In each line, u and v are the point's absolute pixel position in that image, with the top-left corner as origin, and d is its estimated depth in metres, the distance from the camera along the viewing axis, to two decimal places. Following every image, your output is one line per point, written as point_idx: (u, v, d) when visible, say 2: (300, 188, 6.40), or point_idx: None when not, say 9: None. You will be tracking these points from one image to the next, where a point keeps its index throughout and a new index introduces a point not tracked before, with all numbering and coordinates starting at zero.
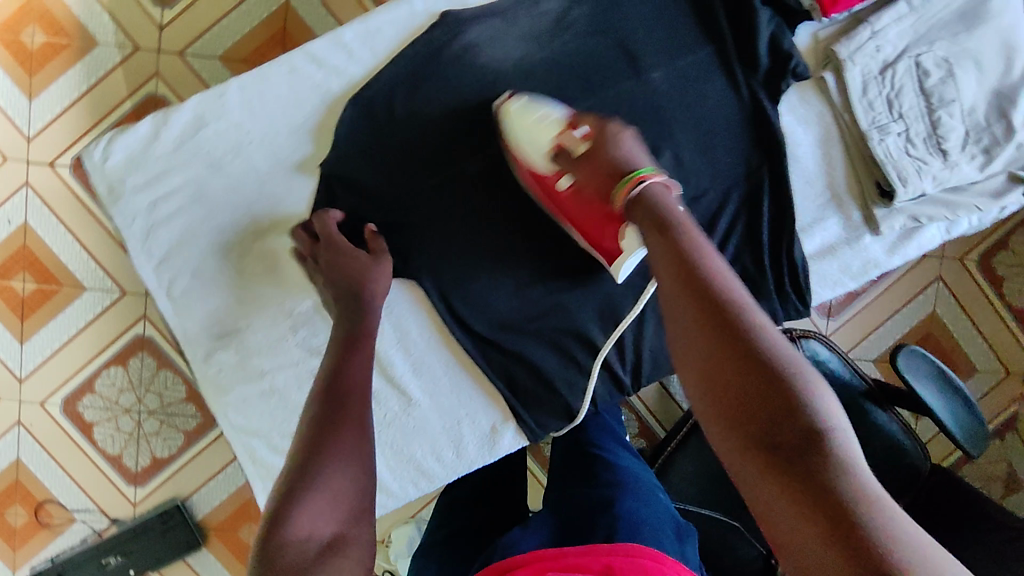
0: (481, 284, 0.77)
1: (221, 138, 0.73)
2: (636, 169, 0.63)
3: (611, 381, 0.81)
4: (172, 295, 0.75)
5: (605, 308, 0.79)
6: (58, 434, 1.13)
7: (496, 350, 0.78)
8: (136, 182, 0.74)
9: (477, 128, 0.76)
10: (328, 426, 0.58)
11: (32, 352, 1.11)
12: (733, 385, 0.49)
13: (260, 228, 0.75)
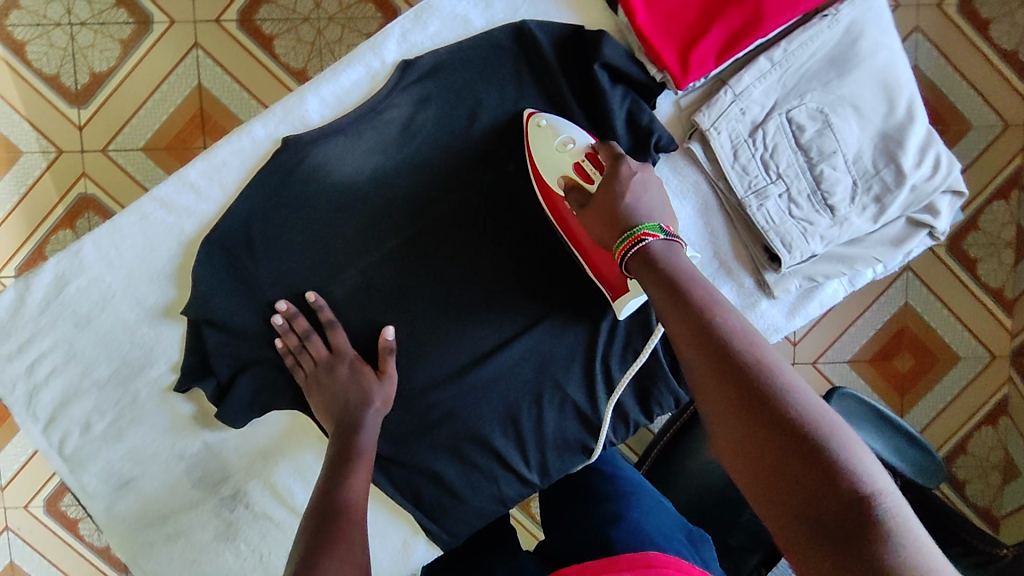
0: None
1: (85, 295, 0.73)
2: (640, 226, 0.59)
3: (519, 481, 0.77)
4: (65, 453, 0.75)
5: (505, 408, 0.76)
6: (45, 533, 1.23)
7: (397, 466, 0.76)
8: (9, 349, 0.73)
9: (340, 244, 0.74)
10: (319, 545, 0.56)
11: (8, 461, 1.20)
12: (757, 452, 0.43)
13: (137, 379, 0.74)
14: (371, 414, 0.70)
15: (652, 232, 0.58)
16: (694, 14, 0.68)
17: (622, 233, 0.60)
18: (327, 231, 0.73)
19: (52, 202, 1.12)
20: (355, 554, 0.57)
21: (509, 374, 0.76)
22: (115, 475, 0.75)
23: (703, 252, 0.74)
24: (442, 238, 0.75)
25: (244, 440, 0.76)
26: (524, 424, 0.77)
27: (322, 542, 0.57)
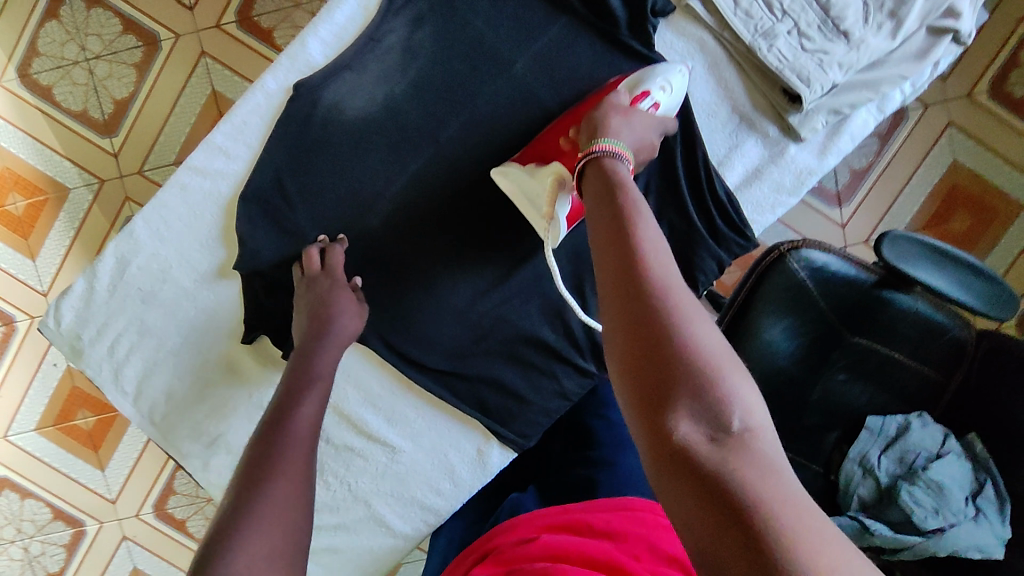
0: (422, 322, 0.78)
1: (145, 271, 0.78)
2: (602, 142, 0.58)
3: (577, 372, 0.79)
4: (156, 420, 0.80)
5: (548, 306, 0.78)
6: (157, 535, 1.29)
7: (460, 380, 0.78)
8: (90, 335, 0.79)
9: (366, 178, 0.76)
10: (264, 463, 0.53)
11: (116, 472, 1.27)
12: (644, 364, 0.41)
13: (208, 339, 0.79)
14: (337, 326, 0.70)
15: (611, 146, 0.57)
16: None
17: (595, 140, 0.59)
18: (350, 165, 0.76)
19: (105, 229, 1.19)
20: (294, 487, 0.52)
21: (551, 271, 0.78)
22: (205, 434, 0.80)
23: (721, 110, 0.73)
24: (461, 153, 0.76)
25: None
26: (571, 317, 0.78)
27: (261, 469, 0.53)
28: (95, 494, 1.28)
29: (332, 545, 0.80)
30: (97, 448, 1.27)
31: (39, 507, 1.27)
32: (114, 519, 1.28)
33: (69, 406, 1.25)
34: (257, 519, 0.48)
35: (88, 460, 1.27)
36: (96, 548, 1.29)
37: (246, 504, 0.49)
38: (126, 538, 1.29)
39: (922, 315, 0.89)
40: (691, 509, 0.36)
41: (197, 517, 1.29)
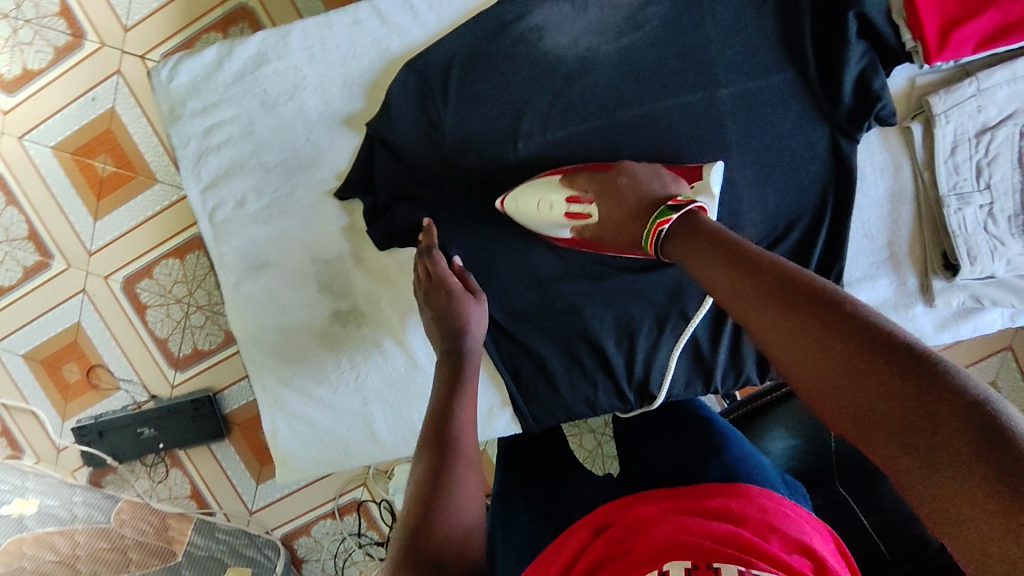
0: (505, 268, 0.77)
1: (278, 77, 0.75)
2: (653, 214, 0.62)
3: (615, 393, 0.79)
4: (213, 219, 0.78)
5: (621, 321, 0.77)
6: (112, 301, 1.56)
7: (507, 340, 0.78)
8: (194, 107, 0.76)
9: (527, 109, 0.73)
10: (446, 452, 0.59)
11: (100, 231, 1.53)
12: (805, 364, 0.43)
13: (302, 173, 0.77)
14: (473, 320, 0.70)
15: (663, 218, 0.60)
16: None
17: (644, 223, 0.63)
18: (522, 97, 0.73)
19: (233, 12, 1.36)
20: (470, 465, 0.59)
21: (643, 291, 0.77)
22: (252, 255, 0.78)
23: (880, 237, 0.73)
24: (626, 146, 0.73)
25: (381, 260, 0.79)
26: (640, 340, 0.78)
27: (439, 456, 0.58)
28: (78, 237, 1.54)
29: (316, 420, 0.81)
30: (100, 198, 1.52)
31: (19, 221, 1.54)
32: (83, 269, 1.55)
33: (95, 144, 1.49)
34: (443, 492, 0.55)
35: (88, 204, 1.53)
36: (55, 285, 1.57)
37: (436, 479, 0.56)
38: (84, 291, 1.56)
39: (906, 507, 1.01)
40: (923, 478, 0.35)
41: (157, 309, 1.56)
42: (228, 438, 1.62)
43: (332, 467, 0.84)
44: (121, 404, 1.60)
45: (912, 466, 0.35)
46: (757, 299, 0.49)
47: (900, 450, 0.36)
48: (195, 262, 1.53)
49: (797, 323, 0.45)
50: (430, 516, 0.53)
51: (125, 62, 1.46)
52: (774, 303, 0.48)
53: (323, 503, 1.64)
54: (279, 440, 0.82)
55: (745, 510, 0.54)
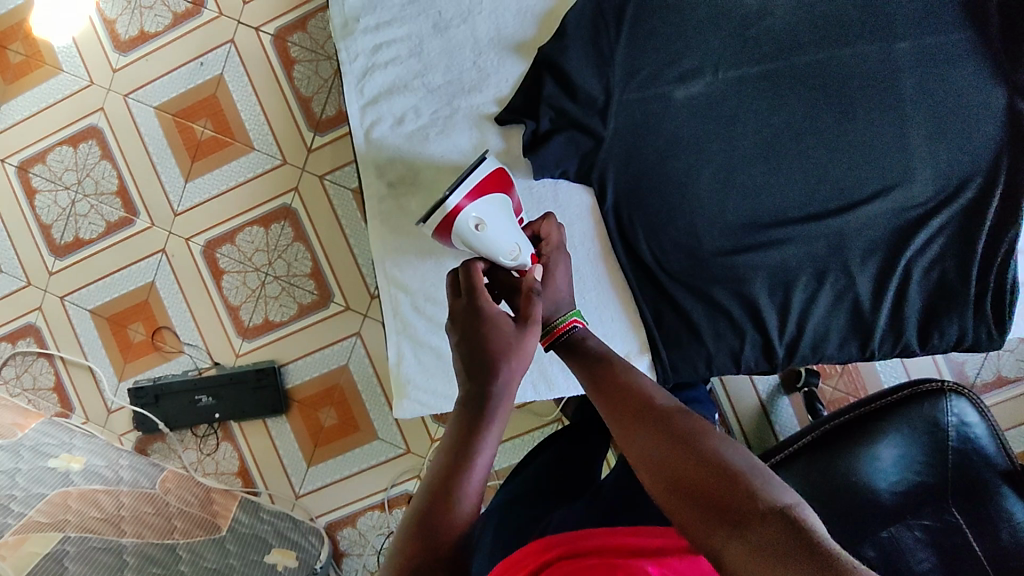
0: (682, 224, 1.00)
1: (452, 5, 1.01)
2: (560, 319, 0.86)
3: (762, 345, 1.01)
4: (368, 129, 1.01)
5: (775, 279, 1.00)
6: (190, 264, 1.56)
7: (676, 284, 1.02)
8: (366, 26, 1.01)
9: (712, 48, 0.99)
10: (421, 527, 0.64)
11: (189, 193, 1.55)
12: (651, 467, 0.64)
13: (466, 90, 1.02)
14: (508, 370, 0.74)
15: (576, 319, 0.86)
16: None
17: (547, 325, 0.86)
18: (700, 83, 0.99)
19: None
20: (448, 537, 0.64)
21: (778, 257, 1.01)
22: (395, 176, 1.01)
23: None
24: (776, 125, 1.00)
25: (542, 203, 1.04)
26: (796, 292, 1.01)
27: (426, 521, 0.65)
28: (167, 198, 1.56)
29: (439, 348, 1.02)
30: (194, 160, 1.54)
31: (111, 176, 1.56)
32: (166, 229, 1.56)
33: (200, 109, 1.52)
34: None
35: (182, 166, 1.55)
36: (135, 242, 1.57)
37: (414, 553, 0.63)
38: (163, 252, 1.56)
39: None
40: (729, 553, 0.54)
41: (234, 276, 1.55)
42: (286, 416, 1.56)
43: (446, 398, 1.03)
44: (182, 369, 1.57)
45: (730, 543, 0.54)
46: (662, 433, 0.65)
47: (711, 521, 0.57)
48: (279, 231, 1.52)
49: (662, 441, 0.65)
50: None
51: (241, 30, 1.51)
52: (663, 440, 0.65)
53: (374, 493, 1.55)
54: (402, 363, 1.02)
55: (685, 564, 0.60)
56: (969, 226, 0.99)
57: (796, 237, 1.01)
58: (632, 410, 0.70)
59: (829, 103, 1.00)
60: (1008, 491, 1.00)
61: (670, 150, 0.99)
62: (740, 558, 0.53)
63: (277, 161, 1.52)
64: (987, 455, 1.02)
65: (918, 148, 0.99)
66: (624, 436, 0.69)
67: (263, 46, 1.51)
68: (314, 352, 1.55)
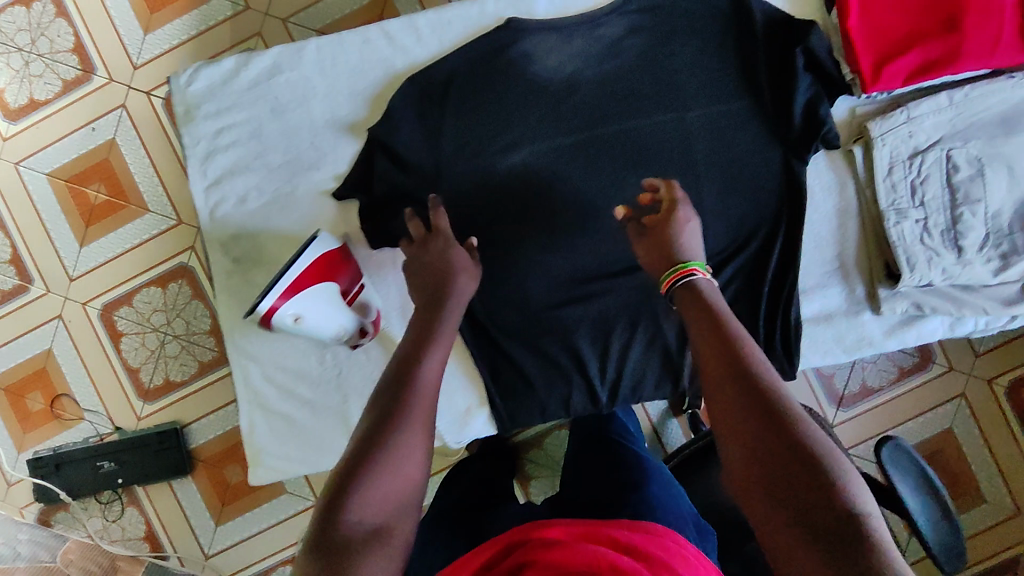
0: (519, 280, 1.08)
1: (287, 89, 1.07)
2: (687, 262, 0.88)
3: (590, 392, 1.10)
4: (214, 210, 1.06)
5: (596, 327, 1.10)
6: (88, 328, 1.55)
7: (510, 338, 1.09)
8: (206, 111, 1.06)
9: (536, 119, 1.08)
10: (378, 436, 0.73)
11: (86, 257, 1.55)
12: (740, 428, 0.69)
13: (306, 168, 1.07)
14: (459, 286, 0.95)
15: (699, 269, 0.87)
16: (900, 36, 1.10)
17: (673, 268, 0.88)
18: (524, 150, 1.08)
19: (225, 47, 1.51)
20: (400, 447, 0.73)
21: (606, 304, 1.10)
22: (240, 251, 1.07)
23: (827, 251, 1.16)
24: (589, 190, 1.09)
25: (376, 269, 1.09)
26: (613, 338, 1.10)
27: (379, 427, 0.74)
28: (63, 263, 1.55)
29: (291, 415, 1.08)
30: (88, 224, 1.55)
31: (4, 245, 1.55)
32: (62, 295, 1.55)
33: (92, 173, 1.53)
34: (365, 483, 0.69)
35: (76, 231, 1.55)
36: (30, 310, 1.55)
37: (365, 460, 0.70)
38: (60, 317, 1.55)
39: None
40: (789, 545, 0.61)
41: (134, 337, 1.55)
42: (193, 476, 1.56)
43: (302, 462, 1.09)
44: (84, 436, 1.55)
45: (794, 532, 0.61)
46: (772, 427, 0.67)
47: (782, 507, 0.63)
48: (178, 290, 1.54)
49: (760, 411, 0.69)
50: (366, 474, 0.69)
51: (131, 94, 1.53)
52: (761, 408, 0.69)
53: (286, 545, 1.57)
54: (255, 432, 1.07)
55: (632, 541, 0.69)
56: (782, 267, 1.11)
57: (617, 284, 1.09)
58: (744, 385, 0.71)
59: (637, 161, 1.09)
60: None
61: (501, 215, 1.07)
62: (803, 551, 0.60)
63: (172, 221, 1.54)
64: None
65: (737, 196, 1.10)
66: (726, 402, 0.72)
67: (155, 110, 1.53)
68: (219, 409, 1.56)
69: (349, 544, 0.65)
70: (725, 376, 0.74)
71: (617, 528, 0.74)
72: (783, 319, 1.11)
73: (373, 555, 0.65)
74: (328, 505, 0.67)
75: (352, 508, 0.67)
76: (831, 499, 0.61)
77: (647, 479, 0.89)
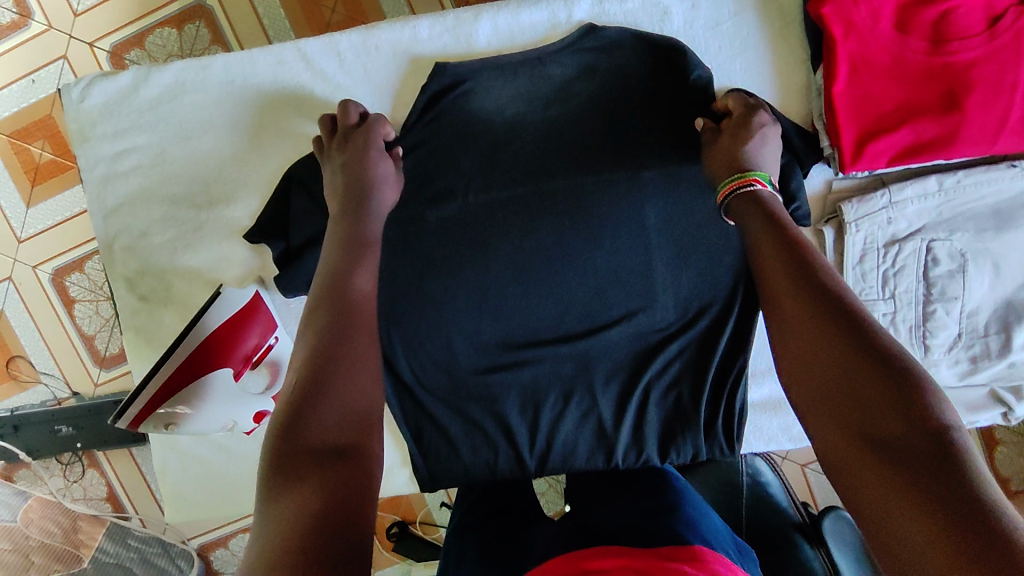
0: (444, 339, 0.87)
1: (191, 108, 0.91)
2: (750, 171, 0.71)
3: (516, 459, 0.89)
4: (113, 244, 0.93)
5: (527, 396, 0.88)
6: (40, 292, 1.44)
7: (423, 401, 0.87)
8: (104, 132, 0.91)
9: (472, 147, 0.87)
10: (337, 341, 0.62)
11: (34, 219, 1.42)
12: (812, 374, 0.56)
13: (211, 198, 0.93)
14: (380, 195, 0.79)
15: (760, 178, 0.70)
16: (889, 108, 0.83)
17: (733, 175, 0.72)
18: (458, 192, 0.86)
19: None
20: (357, 363, 0.62)
21: (544, 368, 0.88)
22: (146, 288, 0.95)
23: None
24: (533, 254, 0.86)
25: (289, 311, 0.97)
26: (543, 411, 0.88)
27: (335, 339, 0.62)
28: (8, 224, 1.42)
29: (206, 458, 1.02)
30: (34, 185, 1.41)
31: None
32: (11, 256, 1.43)
33: (34, 130, 1.38)
34: (320, 394, 0.58)
35: (21, 190, 1.40)
36: None
37: (319, 375, 0.59)
38: (11, 278, 1.44)
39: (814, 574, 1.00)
40: (877, 503, 0.47)
41: (87, 304, 1.46)
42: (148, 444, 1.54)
43: (213, 506, 1.03)
44: (40, 399, 1.47)
45: (886, 487, 0.47)
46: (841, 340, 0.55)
47: (875, 454, 0.50)
48: None
49: (840, 346, 0.55)
50: (319, 394, 0.58)
51: (73, 45, 1.35)
52: (844, 346, 0.55)
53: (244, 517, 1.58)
54: (169, 471, 1.02)
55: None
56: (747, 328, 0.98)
57: (526, 379, 0.88)
58: (806, 293, 0.59)
59: (588, 220, 0.85)
60: (801, 539, 1.03)
61: (421, 253, 0.86)
62: (898, 506, 0.46)
63: None
64: (780, 506, 1.06)
65: (698, 275, 0.85)
66: (790, 305, 0.60)
67: (99, 63, 1.35)
68: None
69: (309, 458, 0.54)
70: (799, 307, 0.59)
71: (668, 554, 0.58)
72: (714, 421, 0.87)
73: (330, 472, 0.53)
74: (285, 420, 0.56)
75: (309, 421, 0.56)
76: (902, 405, 0.50)
77: (686, 497, 0.74)
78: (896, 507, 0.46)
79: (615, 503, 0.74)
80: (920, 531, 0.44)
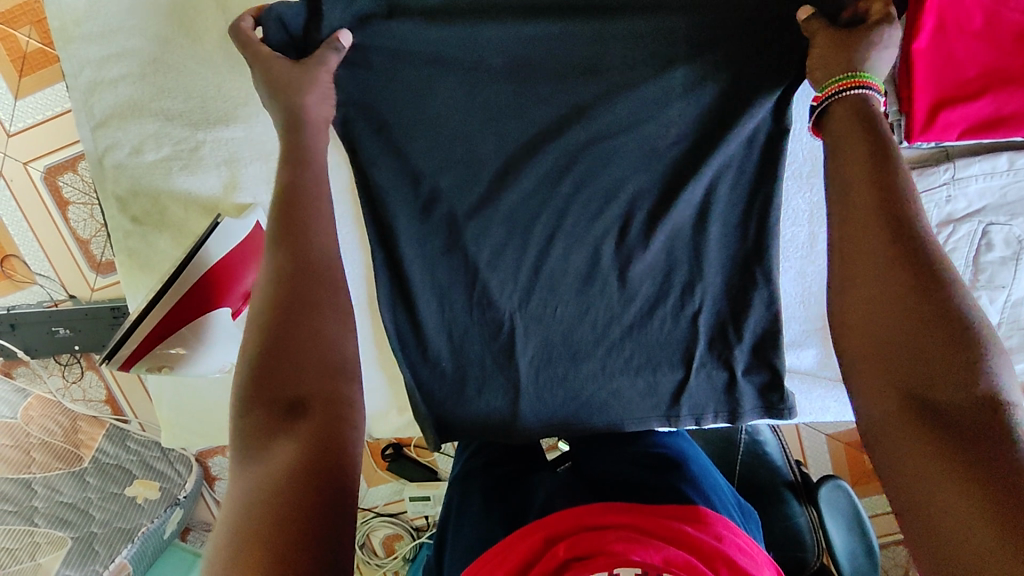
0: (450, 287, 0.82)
1: (188, 12, 0.83)
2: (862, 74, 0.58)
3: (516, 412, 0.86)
4: (103, 160, 0.87)
5: None
6: (33, 193, 1.23)
7: None
8: (89, 31, 0.83)
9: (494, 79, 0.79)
10: (300, 284, 0.56)
11: (24, 112, 1.18)
12: (875, 330, 0.49)
13: (209, 118, 0.87)
14: None
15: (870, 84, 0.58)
16: (971, 75, 0.76)
17: (837, 77, 0.60)
18: None
19: None
20: (320, 305, 0.56)
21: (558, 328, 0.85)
22: (139, 209, 0.90)
23: (810, 306, 0.93)
24: (567, 191, 0.74)
25: None
26: None
27: (296, 297, 0.55)
28: None
29: (200, 385, 1.02)
30: (22, 75, 1.16)
31: None
32: None
33: (18, 13, 1.13)
34: (298, 338, 0.53)
35: (7, 79, 1.16)
36: None
37: (284, 326, 0.54)
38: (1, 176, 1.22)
39: (796, 530, 0.97)
40: (918, 480, 0.42)
41: (82, 208, 1.25)
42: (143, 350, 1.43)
43: (207, 434, 1.04)
44: (35, 300, 1.31)
45: (931, 465, 0.42)
46: (925, 297, 0.47)
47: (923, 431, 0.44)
48: None
49: (911, 305, 0.48)
50: (296, 340, 0.53)
51: None
52: (916, 312, 0.47)
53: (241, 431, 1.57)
54: (162, 396, 1.02)
55: (703, 539, 0.52)
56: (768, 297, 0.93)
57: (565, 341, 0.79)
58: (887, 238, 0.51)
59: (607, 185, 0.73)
60: (790, 496, 0.99)
61: None
62: (938, 490, 0.41)
63: None
64: (775, 466, 1.02)
65: None
66: (856, 243, 0.53)
67: None
68: None
69: (272, 419, 0.50)
70: (874, 249, 0.51)
71: (667, 511, 0.57)
72: (733, 388, 0.79)
73: (296, 426, 0.50)
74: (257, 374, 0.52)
75: (287, 370, 0.52)
76: (968, 382, 0.44)
77: (689, 459, 0.70)
78: (940, 490, 0.41)
79: (622, 460, 0.70)
80: (966, 521, 0.39)
